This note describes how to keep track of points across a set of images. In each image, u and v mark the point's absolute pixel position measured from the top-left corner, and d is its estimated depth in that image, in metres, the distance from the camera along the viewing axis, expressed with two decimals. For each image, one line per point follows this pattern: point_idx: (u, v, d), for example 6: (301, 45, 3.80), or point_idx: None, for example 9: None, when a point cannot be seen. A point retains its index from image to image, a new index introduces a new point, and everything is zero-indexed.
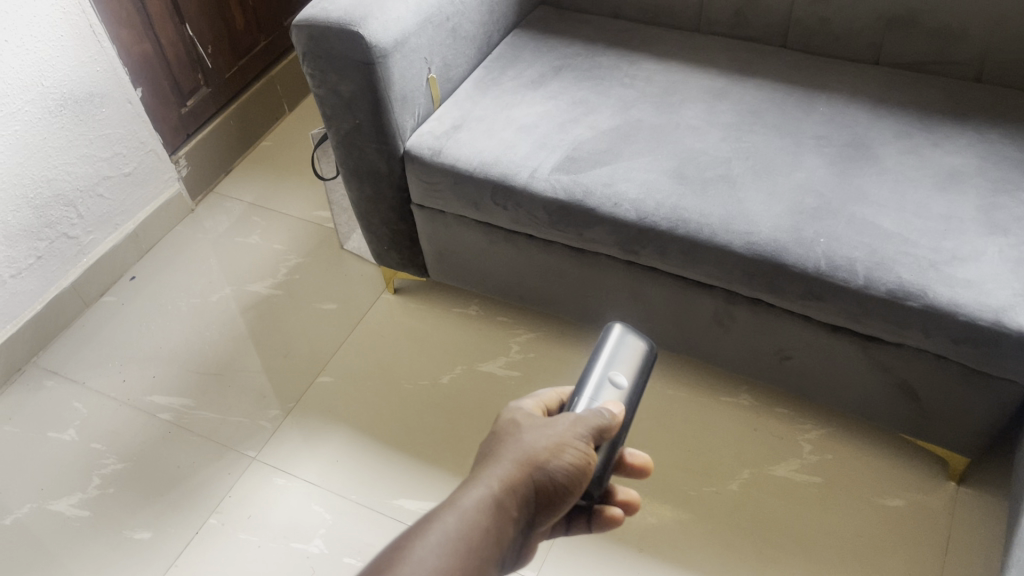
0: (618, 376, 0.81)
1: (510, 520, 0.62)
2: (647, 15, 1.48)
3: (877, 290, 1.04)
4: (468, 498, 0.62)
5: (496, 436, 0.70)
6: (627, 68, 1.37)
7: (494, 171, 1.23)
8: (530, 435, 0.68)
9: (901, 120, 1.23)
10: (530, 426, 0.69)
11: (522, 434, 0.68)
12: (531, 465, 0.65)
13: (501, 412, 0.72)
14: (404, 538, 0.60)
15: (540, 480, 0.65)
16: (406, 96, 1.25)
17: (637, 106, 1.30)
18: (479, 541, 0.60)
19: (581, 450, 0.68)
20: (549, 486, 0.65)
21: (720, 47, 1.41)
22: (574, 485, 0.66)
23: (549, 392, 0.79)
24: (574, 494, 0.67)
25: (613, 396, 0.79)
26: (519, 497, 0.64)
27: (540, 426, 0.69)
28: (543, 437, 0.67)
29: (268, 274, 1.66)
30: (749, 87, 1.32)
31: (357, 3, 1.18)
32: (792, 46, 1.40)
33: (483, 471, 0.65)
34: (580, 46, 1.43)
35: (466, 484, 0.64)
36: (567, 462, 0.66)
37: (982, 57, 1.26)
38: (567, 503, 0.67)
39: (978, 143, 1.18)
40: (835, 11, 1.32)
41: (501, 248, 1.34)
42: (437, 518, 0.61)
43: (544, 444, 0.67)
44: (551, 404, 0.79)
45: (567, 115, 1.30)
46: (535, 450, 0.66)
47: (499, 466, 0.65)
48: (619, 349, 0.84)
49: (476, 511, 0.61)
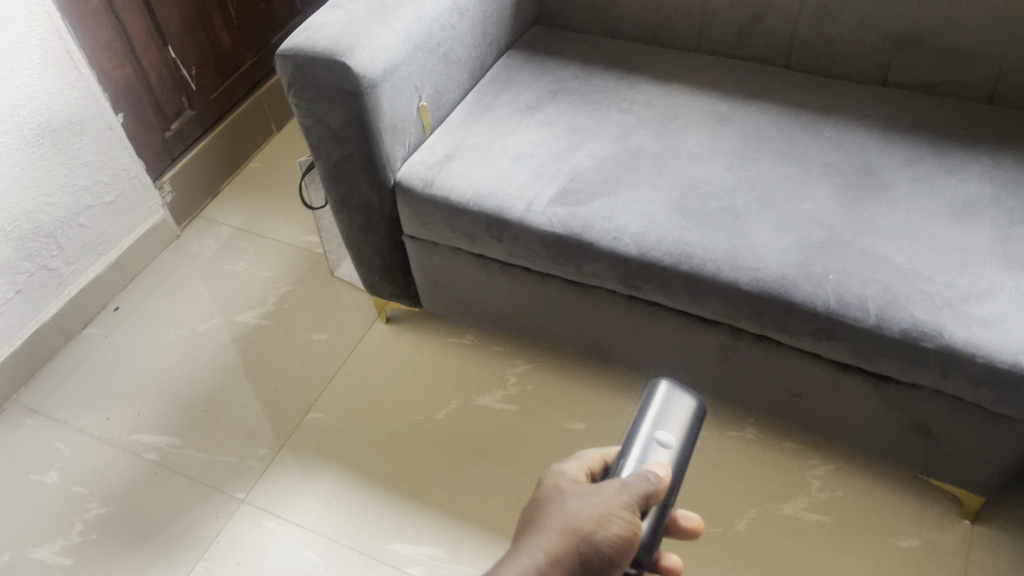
0: (665, 435, 0.80)
1: None
2: (645, 34, 1.43)
3: (890, 330, 1.00)
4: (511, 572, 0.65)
5: (542, 501, 0.72)
6: (625, 92, 1.32)
7: (488, 204, 1.19)
8: (575, 503, 0.70)
9: (912, 145, 1.18)
10: (576, 493, 0.71)
11: (568, 503, 0.70)
12: (577, 536, 0.67)
13: (546, 477, 0.75)
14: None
15: (585, 551, 0.67)
16: (396, 125, 1.21)
17: (636, 133, 1.25)
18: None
19: (627, 518, 0.69)
20: (595, 557, 0.67)
21: (722, 68, 1.36)
22: (621, 556, 0.67)
23: (593, 452, 0.81)
24: (623, 563, 0.68)
25: (660, 456, 0.78)
26: (564, 570, 0.66)
27: (586, 494, 0.71)
28: (589, 507, 0.69)
29: (256, 303, 1.61)
30: (753, 111, 1.27)
31: (343, 31, 1.13)
32: (796, 66, 1.35)
33: (529, 541, 0.68)
34: (576, 68, 1.38)
35: (513, 555, 0.68)
36: (612, 532, 0.68)
37: (994, 77, 1.22)
38: (614, 573, 0.68)
39: (993, 169, 1.14)
40: (841, 30, 1.28)
41: (497, 281, 1.29)
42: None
43: (589, 514, 0.69)
44: (595, 466, 0.80)
45: (563, 143, 1.25)
46: (581, 521, 0.68)
47: (545, 537, 0.68)
48: (666, 405, 0.83)
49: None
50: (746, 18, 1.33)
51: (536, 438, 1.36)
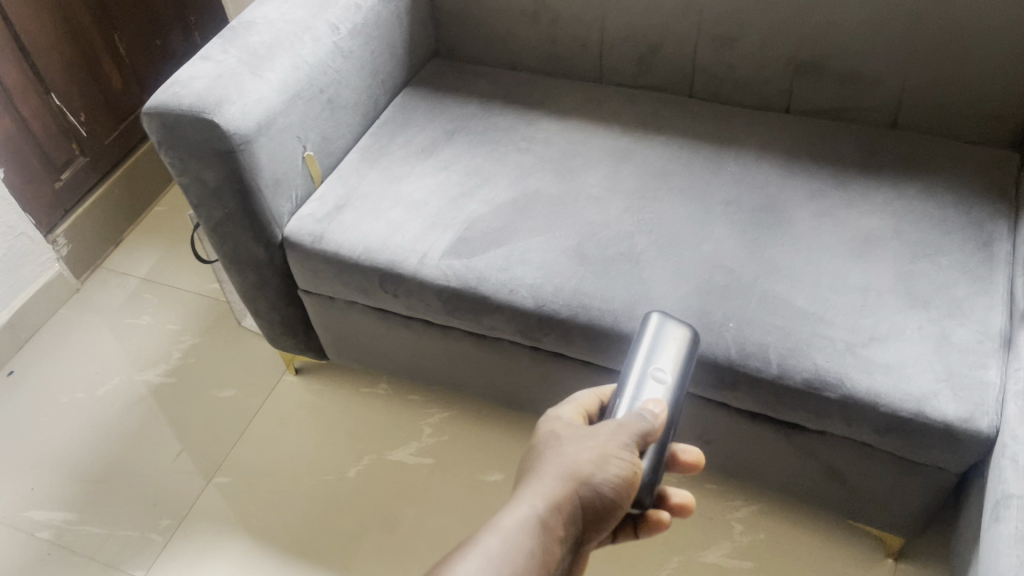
0: (659, 370, 0.80)
1: (555, 539, 0.65)
2: (545, 65, 1.38)
3: (793, 380, 0.96)
4: (512, 520, 0.65)
5: (540, 449, 0.72)
6: (524, 130, 1.27)
7: (380, 258, 1.13)
8: (572, 448, 0.69)
9: (815, 176, 1.15)
10: (573, 437, 0.71)
11: (565, 447, 0.70)
12: (576, 481, 0.67)
13: (542, 424, 0.75)
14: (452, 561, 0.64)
15: (585, 495, 0.66)
16: (279, 179, 1.14)
17: (535, 174, 1.20)
18: (524, 563, 0.63)
19: (626, 459, 0.68)
20: (596, 501, 0.67)
21: (623, 100, 1.31)
22: (621, 497, 0.67)
23: (588, 395, 0.82)
24: (624, 504, 0.68)
25: (655, 390, 0.79)
26: (565, 517, 0.66)
27: (583, 438, 0.70)
28: (587, 450, 0.68)
29: (160, 360, 1.54)
30: (654, 146, 1.22)
31: (212, 85, 1.06)
32: (700, 95, 1.31)
33: (529, 488, 0.68)
34: (474, 105, 1.33)
35: (515, 503, 0.67)
36: (611, 475, 0.67)
37: (895, 102, 1.19)
38: (617, 514, 0.68)
39: (896, 200, 1.10)
40: (740, 58, 1.24)
41: (399, 334, 1.23)
42: (484, 541, 0.65)
43: (587, 457, 0.68)
44: (591, 408, 0.81)
45: (459, 189, 1.19)
46: (578, 466, 0.68)
47: (544, 483, 0.67)
48: (659, 341, 0.83)
49: (519, 534, 0.64)
50: (645, 47, 1.29)
51: (451, 493, 1.30)
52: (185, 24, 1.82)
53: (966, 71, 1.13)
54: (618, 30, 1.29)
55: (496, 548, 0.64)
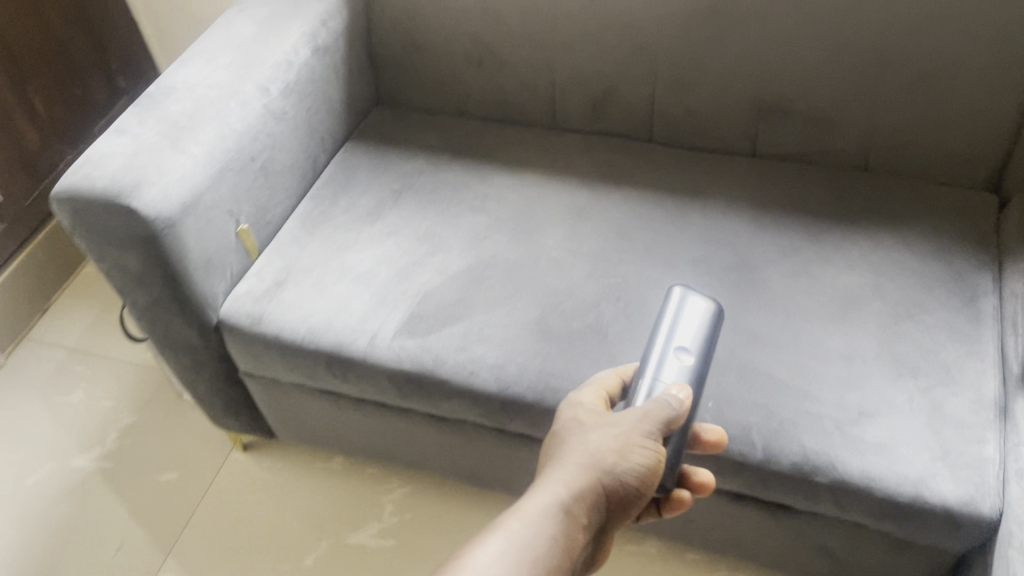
0: (683, 351, 0.79)
1: (578, 526, 0.64)
2: (495, 112, 1.29)
3: (780, 465, 0.89)
4: (534, 505, 0.64)
5: (563, 435, 0.71)
6: (477, 186, 1.19)
7: (326, 340, 1.03)
8: (594, 435, 0.68)
9: (787, 228, 1.08)
10: (596, 425, 0.70)
11: (588, 435, 0.68)
12: (599, 470, 0.66)
13: (563, 410, 0.74)
14: (473, 547, 0.62)
15: (609, 484, 0.66)
16: (210, 260, 1.04)
17: (490, 237, 1.12)
18: (545, 548, 0.62)
19: (650, 448, 0.67)
20: (619, 490, 0.66)
21: (579, 148, 1.23)
22: (644, 485, 0.66)
23: (610, 375, 0.80)
24: (648, 492, 0.67)
25: (679, 372, 0.78)
26: (588, 504, 0.65)
27: (606, 426, 0.69)
28: (610, 440, 0.67)
29: (95, 442, 1.42)
30: (616, 199, 1.15)
31: (128, 164, 0.96)
32: (660, 140, 1.23)
33: (552, 475, 0.67)
34: (421, 159, 1.24)
35: (536, 489, 0.66)
36: (636, 464, 0.66)
37: (866, 143, 1.13)
38: (640, 501, 0.67)
39: (875, 252, 1.04)
40: (700, 101, 1.17)
41: (352, 416, 1.13)
42: (506, 526, 0.63)
43: (611, 446, 0.67)
44: (613, 389, 0.79)
45: (409, 257, 1.10)
46: (602, 455, 0.66)
47: (567, 471, 0.66)
48: (682, 320, 0.82)
49: (541, 519, 0.63)
50: (601, 91, 1.21)
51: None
52: (111, 83, 1.70)
53: (938, 111, 1.08)
54: (571, 75, 1.21)
55: (518, 533, 0.62)
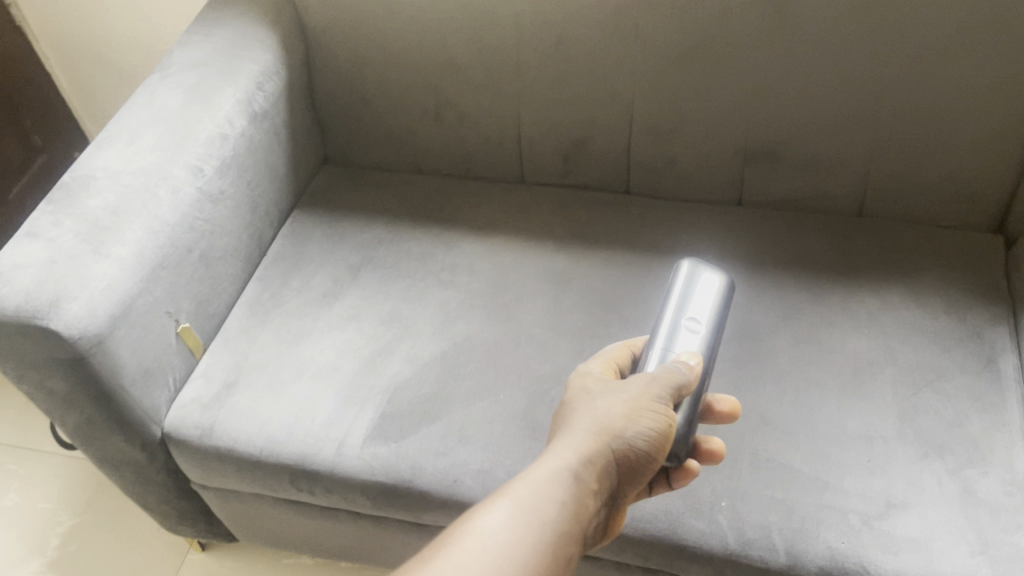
0: (693, 320, 0.77)
1: (589, 492, 0.62)
2: (456, 167, 1.18)
3: (806, 570, 0.80)
4: (541, 470, 0.62)
5: (571, 406, 0.69)
6: (443, 255, 1.08)
7: (287, 451, 0.92)
8: (603, 401, 0.67)
9: (786, 287, 0.99)
10: (605, 392, 0.69)
11: (596, 401, 0.67)
12: (608, 435, 0.64)
13: (571, 379, 0.72)
14: (479, 513, 0.60)
15: (619, 449, 0.64)
16: (148, 369, 0.92)
17: (463, 315, 1.01)
18: (554, 512, 0.60)
19: (660, 413, 0.66)
20: (629, 455, 0.64)
21: (552, 205, 1.13)
22: (654, 450, 0.65)
23: (620, 347, 0.78)
24: (657, 459, 0.66)
25: (690, 341, 0.75)
26: (598, 471, 0.63)
27: (614, 392, 0.68)
28: (618, 404, 0.66)
29: (32, 551, 1.28)
30: (597, 263, 1.05)
31: (43, 276, 0.82)
32: (638, 191, 1.14)
33: (561, 441, 0.65)
34: (379, 227, 1.12)
35: (545, 456, 0.65)
36: (646, 429, 0.65)
37: (861, 187, 1.05)
38: (650, 467, 0.66)
39: (883, 312, 0.96)
40: (681, 148, 1.07)
41: (320, 522, 1.02)
42: (512, 491, 0.61)
43: (619, 411, 0.66)
44: (623, 360, 0.77)
45: (374, 346, 0.99)
46: (610, 420, 0.65)
47: (576, 438, 0.65)
48: (695, 290, 0.79)
49: (550, 483, 0.61)
50: (573, 142, 1.11)
51: None
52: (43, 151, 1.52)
53: (939, 152, 1.00)
54: (539, 125, 1.11)
55: (526, 497, 0.61)
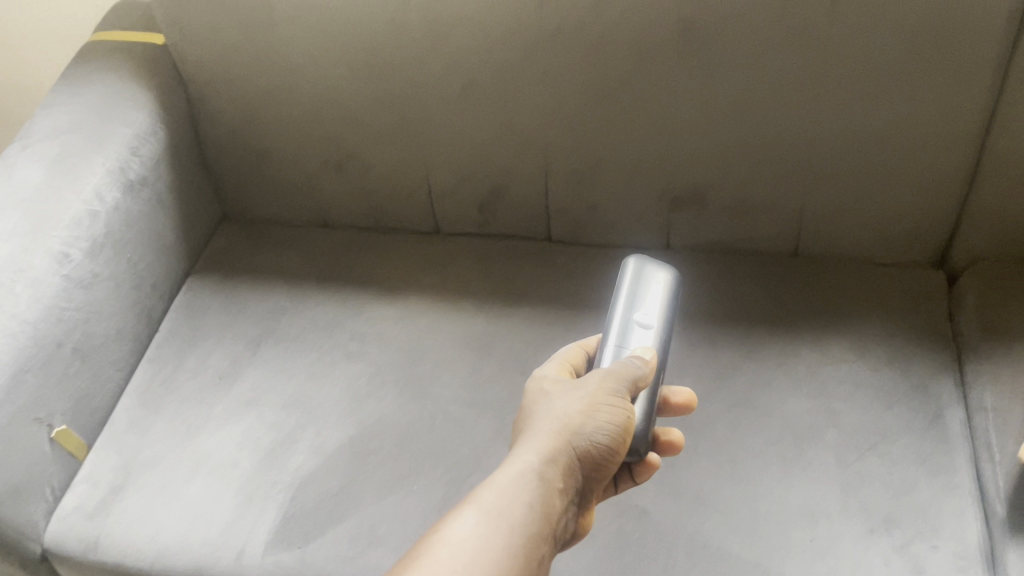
0: (645, 314, 0.72)
1: (556, 494, 0.57)
2: (365, 221, 1.09)
3: None
4: (504, 475, 0.58)
5: (528, 407, 0.65)
6: (351, 323, 0.99)
7: (183, 562, 0.82)
8: (561, 399, 0.62)
9: (718, 345, 0.93)
10: (561, 391, 0.64)
11: (553, 401, 0.63)
12: (570, 433, 0.60)
13: (525, 383, 0.67)
14: (445, 526, 0.55)
15: (580, 447, 0.60)
16: (18, 482, 0.82)
17: (373, 393, 0.92)
18: (523, 517, 0.56)
19: (619, 406, 0.62)
20: (591, 453, 0.60)
21: (469, 258, 1.05)
22: (618, 444, 0.61)
23: (574, 348, 0.73)
24: (620, 455, 0.61)
25: (643, 336, 0.71)
26: (563, 471, 0.59)
27: (571, 390, 0.63)
28: (576, 401, 0.62)
29: None
30: (518, 323, 0.97)
31: None
32: (561, 238, 1.06)
33: (522, 444, 0.60)
34: (282, 294, 1.03)
35: (506, 461, 0.60)
36: (606, 423, 0.61)
37: (795, 228, 0.98)
38: (615, 462, 0.62)
39: (821, 368, 0.89)
40: (603, 194, 0.99)
41: None
42: (477, 499, 0.57)
43: (578, 407, 0.61)
44: (578, 362, 0.72)
45: (276, 435, 0.90)
46: (570, 418, 0.61)
47: (537, 439, 0.60)
48: (649, 287, 0.75)
49: (515, 488, 0.57)
50: (487, 190, 1.03)
51: None
52: None
53: (876, 188, 0.93)
54: (450, 174, 1.02)
55: (492, 503, 0.56)
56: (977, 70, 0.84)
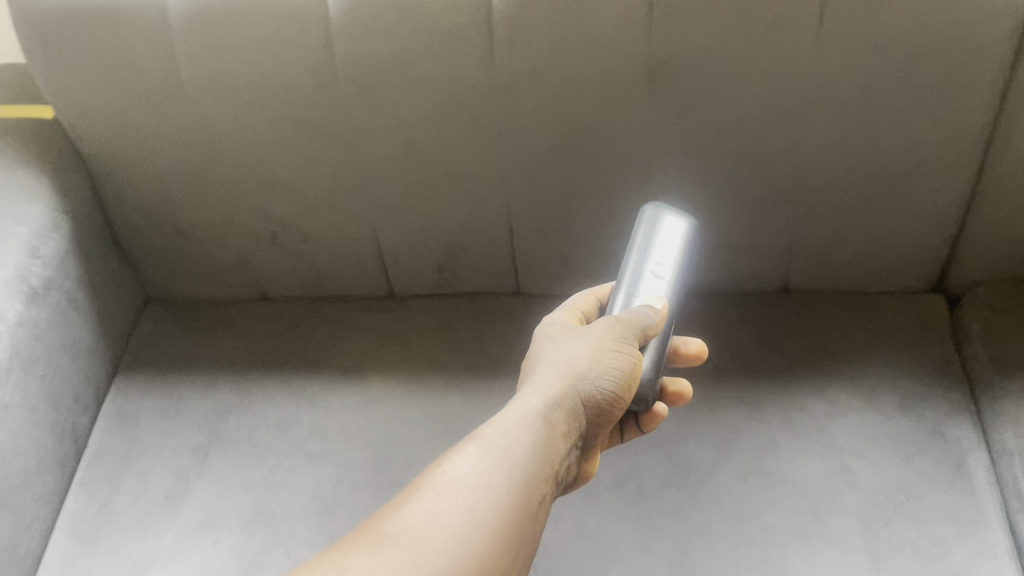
0: (659, 264, 0.68)
1: (558, 434, 0.58)
2: (313, 291, 0.99)
3: None
4: (508, 416, 0.58)
5: (534, 353, 0.65)
6: (307, 417, 0.88)
7: None
8: (567, 344, 0.63)
9: (718, 407, 0.85)
10: (567, 337, 0.64)
11: (560, 348, 0.63)
12: (574, 377, 0.60)
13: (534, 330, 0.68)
14: (446, 460, 0.56)
15: (584, 392, 0.60)
16: None
17: (343, 499, 0.82)
18: (523, 455, 0.56)
19: (625, 352, 0.62)
20: (595, 398, 0.60)
21: (432, 325, 0.95)
22: (623, 391, 0.61)
23: (584, 297, 0.72)
24: (624, 401, 0.61)
25: (654, 287, 0.67)
26: (566, 413, 0.59)
27: (577, 336, 0.63)
28: (583, 346, 0.62)
29: None
30: (494, 401, 0.88)
31: None
32: (529, 292, 0.97)
33: (528, 384, 0.61)
34: (227, 387, 0.92)
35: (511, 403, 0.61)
36: (610, 369, 0.60)
37: (784, 264, 0.91)
38: (618, 409, 0.62)
39: (830, 421, 0.83)
40: (572, 246, 0.91)
41: None
42: (480, 435, 0.57)
43: (584, 352, 0.62)
44: (589, 311, 0.71)
45: (238, 563, 0.78)
46: (576, 364, 0.61)
47: (542, 380, 0.61)
48: (659, 232, 0.70)
49: (518, 426, 0.57)
50: (444, 251, 0.93)
51: None
52: None
53: (868, 220, 0.86)
54: (402, 237, 0.92)
55: (494, 439, 0.56)
56: (972, 94, 0.76)
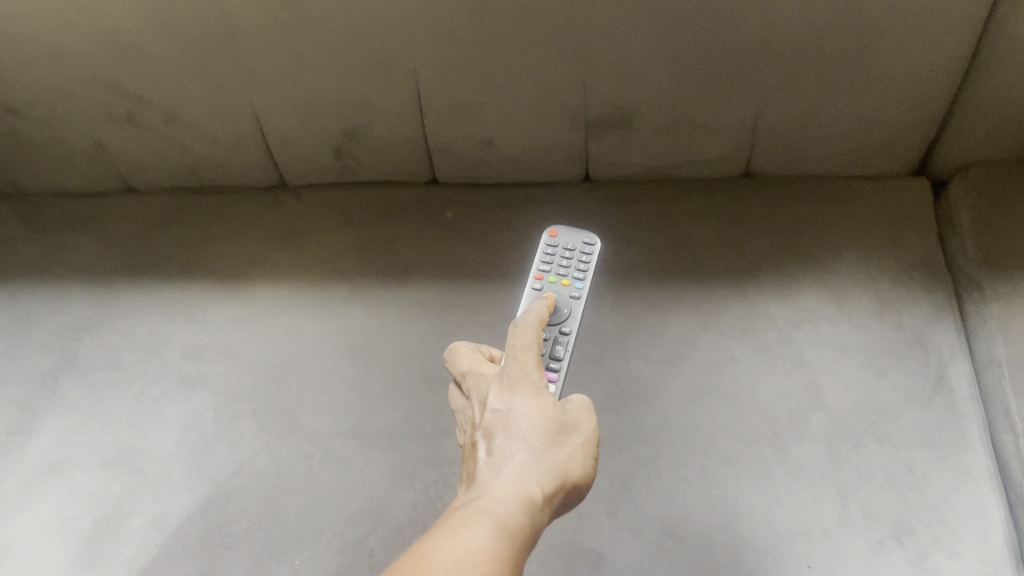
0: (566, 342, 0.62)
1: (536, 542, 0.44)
2: (191, 181, 0.83)
3: None
4: (513, 504, 0.42)
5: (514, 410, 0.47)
6: (181, 333, 0.74)
7: None
8: (569, 434, 0.47)
9: (667, 314, 0.73)
10: (562, 412, 0.48)
11: (564, 434, 0.47)
12: (576, 484, 0.46)
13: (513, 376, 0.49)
14: (455, 536, 0.39)
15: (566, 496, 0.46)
16: None
17: (220, 432, 0.68)
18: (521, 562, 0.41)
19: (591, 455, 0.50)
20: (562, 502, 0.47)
21: (333, 221, 0.81)
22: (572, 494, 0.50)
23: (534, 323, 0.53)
24: None
25: None
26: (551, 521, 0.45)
27: (574, 425, 0.48)
28: (583, 448, 0.48)
29: None
30: (404, 311, 0.74)
31: None
32: (448, 180, 0.82)
33: (534, 469, 0.44)
34: (86, 298, 0.77)
35: (500, 480, 0.43)
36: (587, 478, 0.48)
37: (745, 147, 0.78)
38: None
39: (794, 329, 0.71)
40: (496, 125, 0.76)
41: None
42: (484, 518, 0.40)
43: (584, 455, 0.47)
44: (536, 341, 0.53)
45: (95, 511, 0.64)
46: (578, 465, 0.47)
47: (553, 473, 0.45)
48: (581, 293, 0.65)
49: (523, 530, 0.41)
50: (341, 132, 0.77)
51: None
52: None
53: (847, 95, 0.72)
54: (287, 117, 0.76)
55: (506, 534, 0.40)
56: None
